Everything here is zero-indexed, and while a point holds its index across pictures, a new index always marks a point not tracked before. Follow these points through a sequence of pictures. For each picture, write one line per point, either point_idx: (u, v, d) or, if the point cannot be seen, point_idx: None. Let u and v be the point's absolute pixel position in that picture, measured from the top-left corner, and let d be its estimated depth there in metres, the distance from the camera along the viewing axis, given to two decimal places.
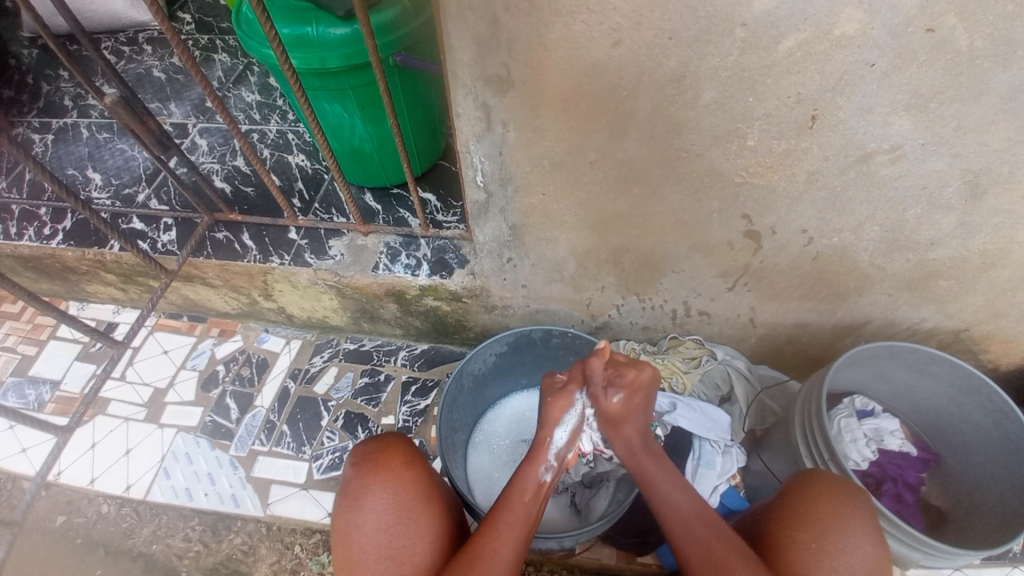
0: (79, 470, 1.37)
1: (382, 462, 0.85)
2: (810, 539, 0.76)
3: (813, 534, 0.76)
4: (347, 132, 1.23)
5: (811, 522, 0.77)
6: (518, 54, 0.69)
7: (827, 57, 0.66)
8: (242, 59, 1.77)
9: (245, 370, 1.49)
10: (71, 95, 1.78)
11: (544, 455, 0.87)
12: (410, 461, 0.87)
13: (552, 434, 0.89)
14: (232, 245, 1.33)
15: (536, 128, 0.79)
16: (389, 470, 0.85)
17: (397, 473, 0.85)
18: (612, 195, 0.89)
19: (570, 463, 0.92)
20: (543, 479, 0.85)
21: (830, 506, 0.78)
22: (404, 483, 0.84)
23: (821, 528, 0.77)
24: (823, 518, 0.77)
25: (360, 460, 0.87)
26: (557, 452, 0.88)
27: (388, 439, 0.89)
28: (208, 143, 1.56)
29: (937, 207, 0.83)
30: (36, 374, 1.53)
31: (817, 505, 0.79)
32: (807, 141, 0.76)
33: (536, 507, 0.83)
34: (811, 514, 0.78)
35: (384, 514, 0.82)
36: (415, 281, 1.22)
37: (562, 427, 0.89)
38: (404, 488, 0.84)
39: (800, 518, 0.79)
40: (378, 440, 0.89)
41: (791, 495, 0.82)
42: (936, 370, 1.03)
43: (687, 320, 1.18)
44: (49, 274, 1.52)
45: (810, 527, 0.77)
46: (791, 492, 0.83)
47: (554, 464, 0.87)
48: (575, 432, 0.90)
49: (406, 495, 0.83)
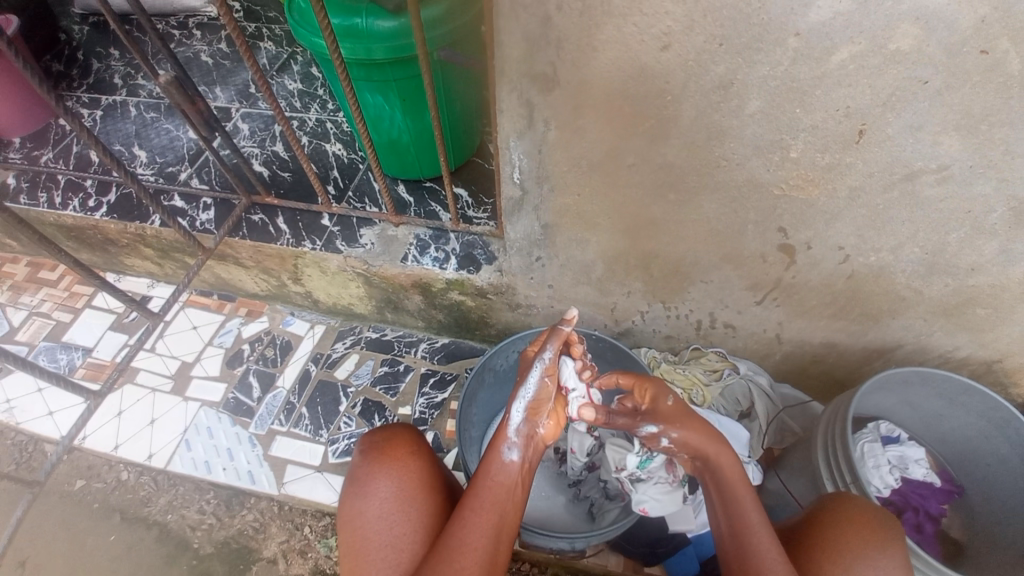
0: (104, 437, 1.42)
1: (388, 452, 0.87)
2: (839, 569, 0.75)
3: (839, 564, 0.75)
4: (387, 123, 1.25)
5: (837, 551, 0.76)
6: (566, 54, 0.70)
7: (880, 71, 0.65)
8: (287, 47, 1.81)
9: (269, 351, 1.52)
10: (121, 74, 1.84)
11: (504, 435, 0.84)
12: (416, 451, 0.89)
13: (509, 414, 0.85)
14: (267, 228, 1.36)
15: (577, 129, 0.80)
16: (395, 459, 0.87)
17: (403, 462, 0.87)
18: (647, 200, 0.89)
19: (543, 437, 0.86)
20: (508, 458, 0.82)
21: (858, 536, 0.77)
22: (409, 473, 0.86)
23: (847, 558, 0.75)
24: (850, 549, 0.76)
25: (367, 449, 0.89)
26: (518, 430, 0.84)
27: (395, 429, 0.91)
28: (250, 128, 1.61)
29: (981, 232, 0.82)
30: (69, 340, 1.59)
31: (844, 535, 0.77)
32: (852, 156, 0.75)
33: (507, 486, 0.81)
34: (838, 544, 0.77)
35: (387, 501, 0.83)
36: (442, 274, 1.24)
37: (520, 401, 0.85)
38: (407, 478, 0.86)
39: (828, 548, 0.77)
40: (386, 429, 0.91)
41: (818, 522, 0.81)
42: (966, 400, 1.00)
43: (712, 332, 1.18)
44: (90, 245, 1.58)
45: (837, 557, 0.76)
46: (818, 520, 0.81)
47: (517, 441, 0.83)
48: (531, 407, 0.85)
49: (410, 484, 0.85)
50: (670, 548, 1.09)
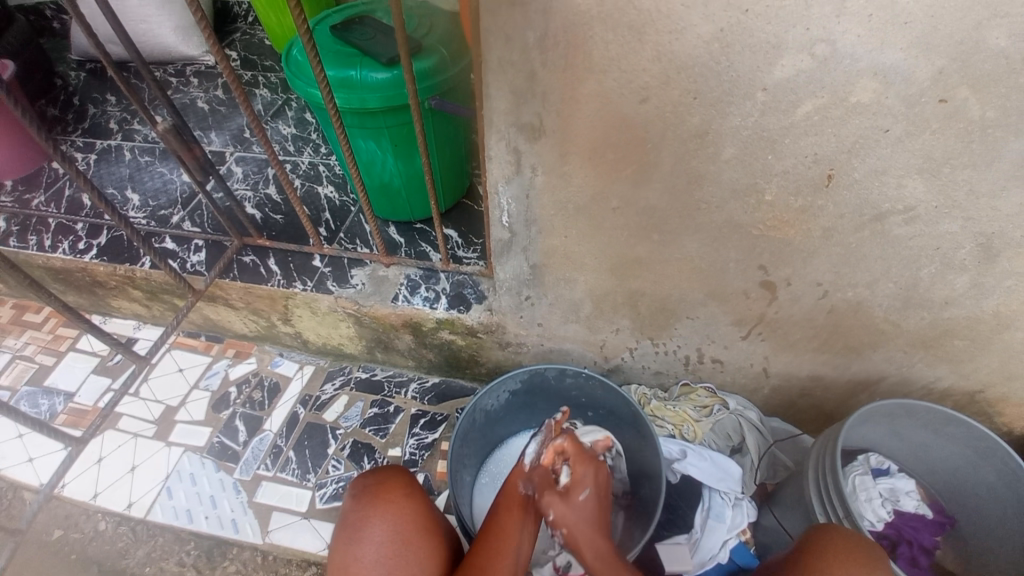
0: (84, 484, 1.38)
1: (383, 494, 0.86)
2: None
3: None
4: (379, 168, 1.29)
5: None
6: (551, 105, 0.74)
7: (843, 121, 0.69)
8: (282, 94, 1.87)
9: (256, 394, 1.50)
10: (117, 120, 1.88)
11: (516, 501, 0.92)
12: (411, 493, 0.88)
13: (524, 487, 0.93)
14: (258, 269, 1.37)
15: (563, 174, 0.83)
16: (390, 502, 0.85)
17: (399, 504, 0.85)
18: (632, 240, 0.92)
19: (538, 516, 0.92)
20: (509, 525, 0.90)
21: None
22: (405, 515, 0.84)
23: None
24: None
25: (360, 492, 0.87)
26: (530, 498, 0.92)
27: (388, 471, 0.90)
28: (243, 171, 1.64)
29: (950, 267, 0.85)
30: (51, 384, 1.56)
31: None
32: (823, 199, 0.79)
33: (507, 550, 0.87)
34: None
35: (383, 545, 0.81)
36: (432, 313, 1.25)
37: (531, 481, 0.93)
38: (402, 521, 0.84)
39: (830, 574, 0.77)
40: (377, 472, 0.90)
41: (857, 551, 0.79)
42: (951, 432, 1.02)
43: (700, 367, 1.20)
44: (78, 288, 1.57)
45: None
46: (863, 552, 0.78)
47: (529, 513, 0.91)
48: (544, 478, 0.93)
49: (406, 527, 0.83)
50: None
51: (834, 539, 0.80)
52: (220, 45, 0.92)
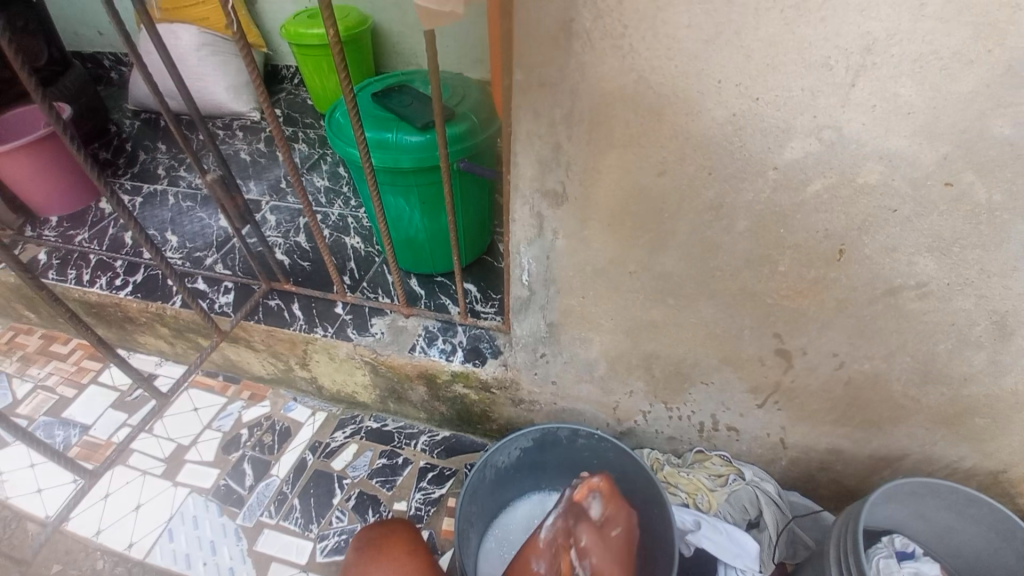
0: (88, 520, 1.37)
1: (386, 550, 0.84)
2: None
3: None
4: (406, 223, 1.35)
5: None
6: (575, 175, 0.79)
7: (852, 200, 0.73)
8: (319, 150, 1.99)
9: (267, 437, 1.51)
10: (165, 166, 2.01)
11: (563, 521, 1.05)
12: (414, 550, 0.86)
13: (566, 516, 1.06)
14: (282, 313, 1.41)
15: (583, 238, 0.87)
16: (392, 558, 0.83)
17: (401, 561, 0.83)
18: (648, 304, 0.94)
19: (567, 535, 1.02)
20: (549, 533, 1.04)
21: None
22: (406, 571, 0.82)
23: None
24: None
25: (363, 546, 0.86)
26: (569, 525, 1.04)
27: (393, 525, 0.90)
28: (276, 219, 1.72)
29: (967, 344, 0.85)
30: (69, 416, 1.58)
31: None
32: (836, 272, 0.81)
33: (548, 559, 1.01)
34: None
35: None
36: (448, 365, 1.27)
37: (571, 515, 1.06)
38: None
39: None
40: (383, 526, 0.89)
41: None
42: (977, 515, 0.98)
43: (715, 435, 1.18)
44: (108, 322, 1.63)
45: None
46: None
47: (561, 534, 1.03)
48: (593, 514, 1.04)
49: None
50: None
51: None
52: (272, 105, 1.01)
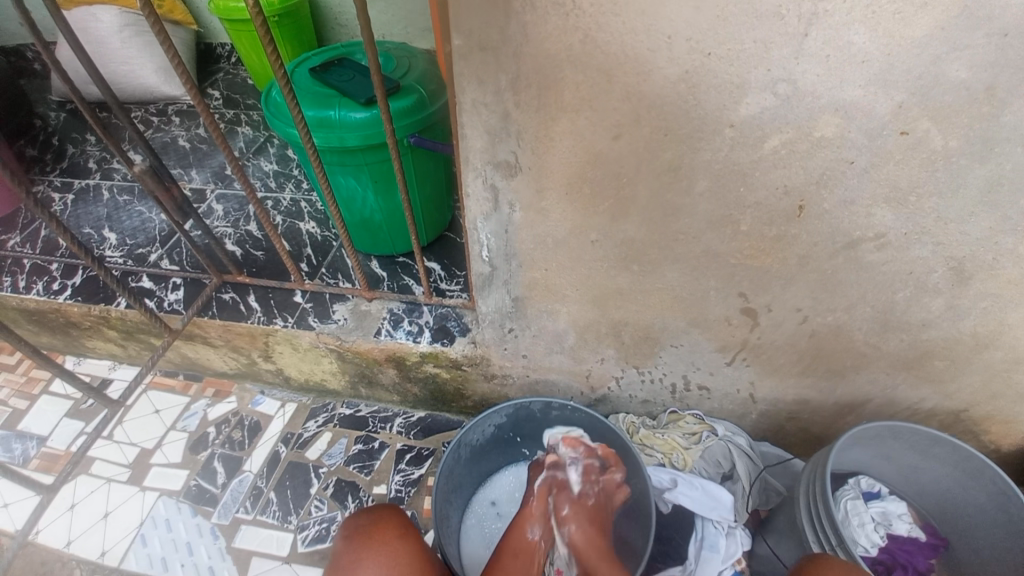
0: (57, 530, 1.32)
1: (377, 535, 0.83)
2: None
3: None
4: (359, 204, 1.29)
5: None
6: (526, 144, 0.75)
7: (810, 154, 0.71)
8: (264, 132, 1.88)
9: (236, 433, 1.46)
10: (95, 159, 1.87)
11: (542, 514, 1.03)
12: (405, 533, 0.85)
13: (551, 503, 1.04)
14: (238, 307, 1.35)
15: (541, 209, 0.84)
16: (384, 543, 0.82)
17: (393, 546, 0.82)
18: (613, 272, 0.92)
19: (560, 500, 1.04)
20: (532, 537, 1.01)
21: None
22: (399, 556, 0.81)
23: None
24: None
25: (352, 533, 0.85)
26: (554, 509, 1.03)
27: (381, 511, 0.88)
28: (223, 208, 1.63)
29: (925, 291, 0.87)
30: (22, 429, 1.50)
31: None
32: (797, 228, 0.80)
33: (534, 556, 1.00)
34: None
35: None
36: (416, 347, 1.23)
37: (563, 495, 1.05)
38: (397, 562, 0.81)
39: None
40: (372, 512, 0.88)
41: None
42: (938, 452, 1.02)
43: (687, 395, 1.19)
44: (52, 329, 1.53)
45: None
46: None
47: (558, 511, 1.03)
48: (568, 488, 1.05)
49: (400, 569, 0.80)
50: None
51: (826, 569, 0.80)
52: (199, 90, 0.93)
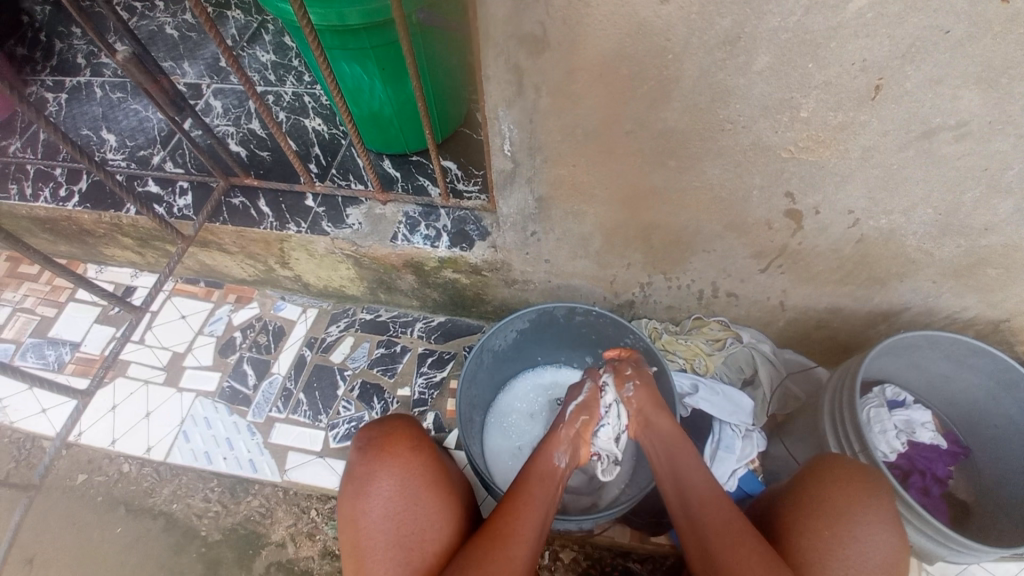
0: (99, 432, 1.39)
1: (389, 448, 0.84)
2: (824, 529, 0.73)
3: (824, 524, 0.74)
4: (367, 96, 1.18)
5: (835, 508, 0.74)
6: (556, 12, 0.64)
7: (900, 19, 0.59)
8: (257, 17, 1.71)
9: (262, 337, 1.49)
10: (85, 54, 1.74)
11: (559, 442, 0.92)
12: (417, 445, 0.86)
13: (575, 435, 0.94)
14: (249, 212, 1.30)
15: (570, 94, 0.74)
16: (396, 456, 0.83)
17: (405, 458, 0.83)
18: (647, 168, 0.84)
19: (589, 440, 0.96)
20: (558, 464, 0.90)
21: (874, 532, 0.72)
22: (412, 468, 0.83)
23: (838, 522, 0.73)
24: (848, 516, 0.73)
25: (365, 445, 0.85)
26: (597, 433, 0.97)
27: (393, 423, 0.88)
28: (223, 105, 1.52)
29: (998, 191, 0.78)
30: (55, 336, 1.54)
31: (861, 514, 0.73)
32: (867, 113, 0.70)
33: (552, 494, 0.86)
34: (850, 512, 0.73)
35: (390, 500, 0.80)
36: (434, 252, 1.19)
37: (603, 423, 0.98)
38: (411, 473, 0.83)
39: (830, 500, 0.75)
40: (383, 424, 0.88)
41: (859, 481, 0.76)
42: (974, 362, 0.98)
43: (714, 301, 1.15)
44: (67, 237, 1.52)
45: (826, 517, 0.74)
46: (865, 481, 0.76)
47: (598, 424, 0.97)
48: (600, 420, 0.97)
49: (413, 480, 0.82)
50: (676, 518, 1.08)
51: (840, 467, 0.78)
52: None
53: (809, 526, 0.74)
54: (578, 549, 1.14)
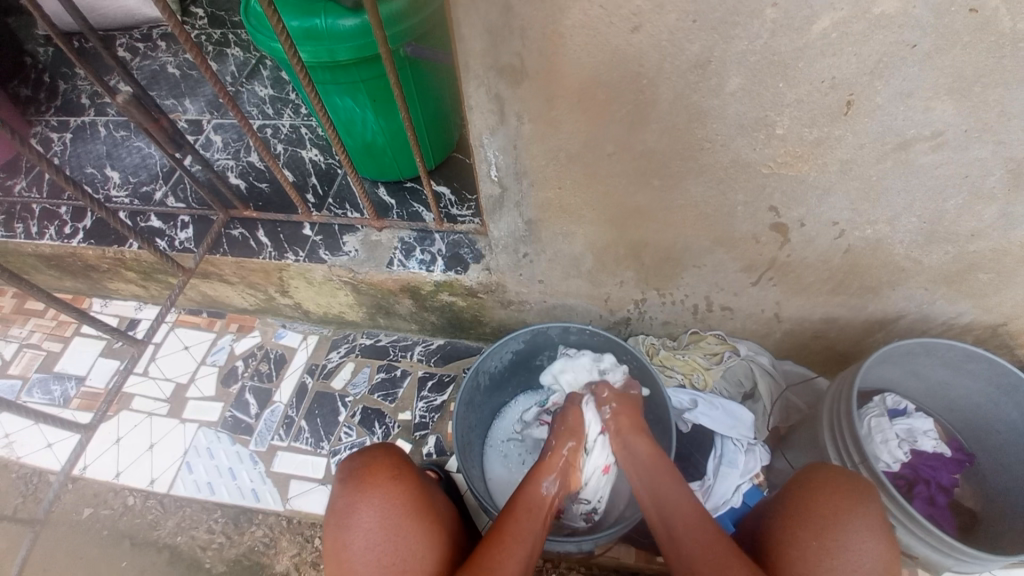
0: (104, 465, 1.40)
1: (369, 477, 0.84)
2: (810, 540, 0.73)
3: (810, 535, 0.73)
4: (360, 127, 1.21)
5: (816, 517, 0.74)
6: (531, 43, 0.66)
7: (865, 37, 0.61)
8: (254, 54, 1.76)
9: (263, 366, 1.50)
10: (88, 94, 1.79)
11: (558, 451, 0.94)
12: (397, 473, 0.86)
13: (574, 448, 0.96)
14: (248, 242, 1.32)
15: (551, 120, 0.76)
16: (376, 485, 0.83)
17: (385, 487, 0.83)
18: (632, 187, 0.85)
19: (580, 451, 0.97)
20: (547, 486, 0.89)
21: (859, 536, 0.71)
22: (392, 496, 0.83)
23: (823, 531, 0.72)
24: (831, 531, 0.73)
25: (346, 477, 0.86)
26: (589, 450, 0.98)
27: (374, 452, 0.88)
28: (222, 140, 1.56)
29: (979, 197, 0.78)
30: (61, 370, 1.56)
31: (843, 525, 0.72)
32: (842, 128, 0.71)
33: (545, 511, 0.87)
34: (829, 519, 0.73)
35: (372, 530, 0.80)
36: (429, 276, 1.20)
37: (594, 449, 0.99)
38: (391, 502, 0.82)
39: (808, 510, 0.75)
40: (364, 454, 0.88)
41: (834, 485, 0.76)
42: (972, 368, 0.98)
43: (709, 315, 1.15)
44: (72, 272, 1.55)
45: (809, 528, 0.74)
46: (844, 489, 0.76)
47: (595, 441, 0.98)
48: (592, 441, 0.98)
49: (393, 509, 0.82)
50: None
51: (815, 474, 0.79)
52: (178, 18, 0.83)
53: (800, 542, 0.73)
54: (585, 571, 1.13)
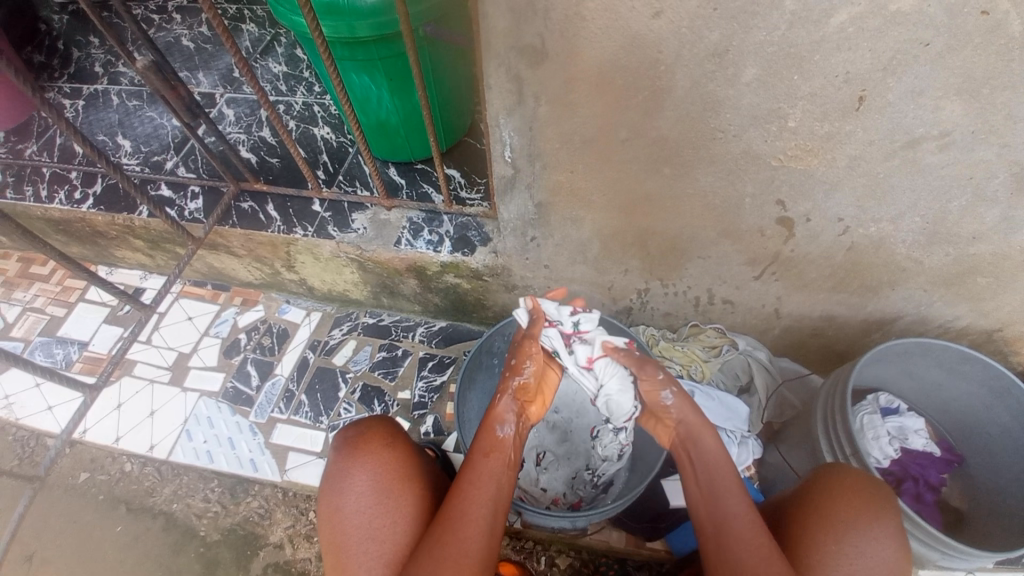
0: (104, 430, 1.42)
1: (363, 445, 0.86)
2: (829, 542, 0.74)
3: (829, 538, 0.74)
4: (375, 105, 1.22)
5: (839, 519, 0.75)
6: (554, 25, 0.67)
7: (880, 33, 0.62)
8: (270, 30, 1.76)
9: (266, 340, 1.51)
10: (101, 63, 1.79)
11: (499, 414, 0.89)
12: (391, 442, 0.88)
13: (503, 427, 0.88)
14: (257, 216, 1.33)
15: (568, 103, 0.77)
16: (369, 452, 0.86)
17: (378, 454, 0.86)
18: (643, 174, 0.87)
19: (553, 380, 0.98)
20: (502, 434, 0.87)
21: (878, 547, 0.73)
22: (386, 464, 0.85)
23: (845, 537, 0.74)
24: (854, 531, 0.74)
25: (340, 444, 0.88)
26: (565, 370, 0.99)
27: (368, 422, 0.90)
28: (235, 113, 1.57)
29: (982, 200, 0.80)
30: (64, 335, 1.58)
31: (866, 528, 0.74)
32: (853, 123, 0.73)
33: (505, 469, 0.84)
34: (853, 524, 0.74)
35: (364, 495, 0.83)
36: (436, 257, 1.22)
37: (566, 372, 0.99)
38: (384, 469, 0.85)
39: (835, 513, 0.76)
40: (360, 423, 0.90)
41: (857, 493, 0.77)
42: (965, 370, 1.00)
43: (711, 308, 1.17)
44: (80, 238, 1.56)
45: (831, 530, 0.75)
46: (867, 494, 0.77)
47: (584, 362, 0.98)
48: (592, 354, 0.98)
49: (385, 476, 0.84)
50: (672, 522, 1.09)
51: (845, 478, 0.80)
52: None
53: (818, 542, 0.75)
54: (574, 554, 1.15)
